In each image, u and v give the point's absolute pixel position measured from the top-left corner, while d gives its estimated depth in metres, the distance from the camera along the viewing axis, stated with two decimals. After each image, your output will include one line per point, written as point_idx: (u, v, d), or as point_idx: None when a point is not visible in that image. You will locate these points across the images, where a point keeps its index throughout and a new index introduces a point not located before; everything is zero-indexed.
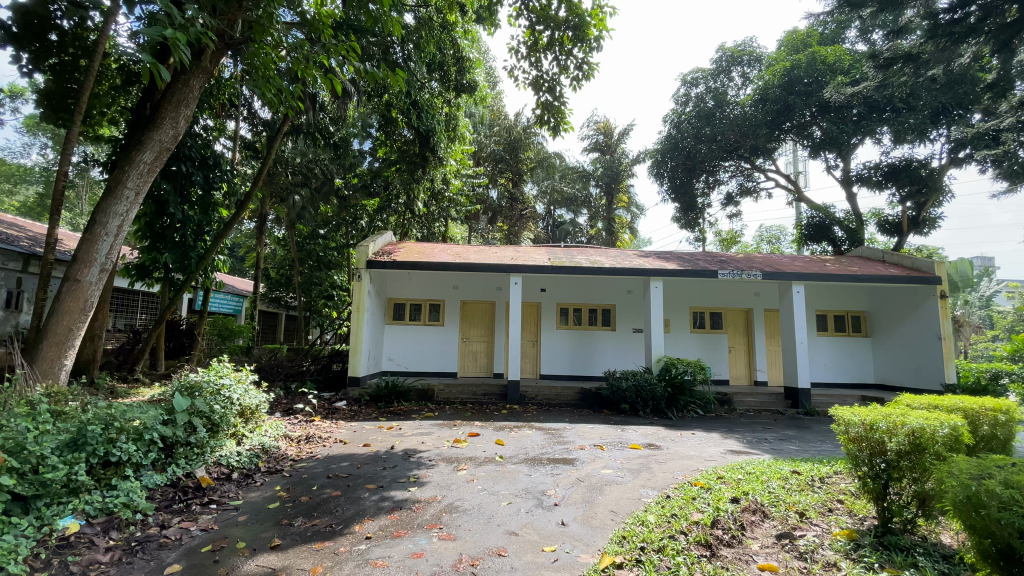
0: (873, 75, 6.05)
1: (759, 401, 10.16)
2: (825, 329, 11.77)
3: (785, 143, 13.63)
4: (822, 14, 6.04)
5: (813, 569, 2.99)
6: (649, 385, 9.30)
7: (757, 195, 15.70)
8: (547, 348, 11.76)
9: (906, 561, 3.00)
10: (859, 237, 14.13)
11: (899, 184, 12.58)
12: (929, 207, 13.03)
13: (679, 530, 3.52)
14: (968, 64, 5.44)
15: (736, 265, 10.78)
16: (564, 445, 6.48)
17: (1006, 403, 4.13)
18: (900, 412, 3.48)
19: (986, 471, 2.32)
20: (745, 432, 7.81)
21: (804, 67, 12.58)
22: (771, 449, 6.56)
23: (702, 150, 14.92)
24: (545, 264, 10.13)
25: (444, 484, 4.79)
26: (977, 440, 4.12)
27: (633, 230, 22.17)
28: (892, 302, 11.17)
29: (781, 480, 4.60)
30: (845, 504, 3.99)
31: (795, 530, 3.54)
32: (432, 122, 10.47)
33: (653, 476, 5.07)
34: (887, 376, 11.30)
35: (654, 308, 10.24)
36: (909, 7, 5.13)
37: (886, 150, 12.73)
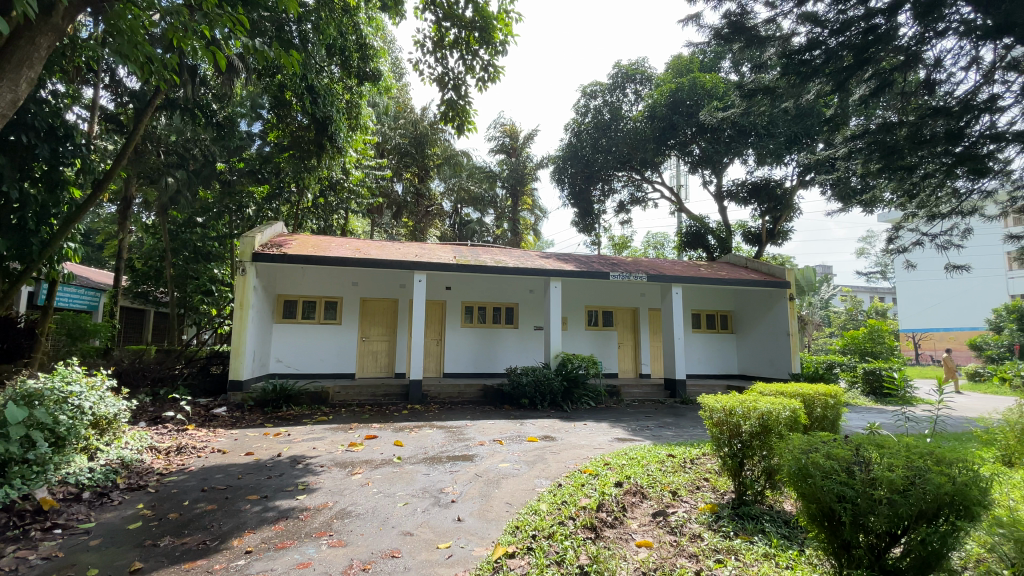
0: (739, 103, 6.51)
1: (643, 392, 11.05)
2: (699, 327, 13.12)
3: (670, 157, 15.09)
4: (700, 44, 6.48)
5: (681, 540, 3.34)
6: (547, 380, 9.69)
7: (645, 204, 17.01)
8: (450, 347, 11.70)
9: (756, 528, 3.46)
10: (728, 245, 15.92)
11: (760, 201, 14.45)
12: (783, 221, 14.97)
13: (568, 515, 3.73)
14: (813, 100, 6.03)
15: (626, 267, 11.60)
16: (463, 442, 6.52)
17: (834, 388, 4.94)
18: (753, 398, 4.01)
19: (813, 446, 2.71)
20: (631, 421, 8.47)
21: (687, 89, 13.79)
22: (651, 435, 7.19)
23: (599, 159, 15.84)
24: (449, 262, 10.08)
25: (337, 489, 4.58)
26: (812, 420, 4.86)
27: (536, 231, 22.78)
28: (753, 302, 12.76)
29: (658, 463, 5.07)
30: (710, 481, 4.49)
31: (667, 507, 3.93)
32: (329, 109, 9.91)
33: (547, 466, 5.31)
34: (748, 367, 12.88)
35: (553, 306, 10.64)
36: (771, 45, 5.76)
37: (751, 169, 14.40)
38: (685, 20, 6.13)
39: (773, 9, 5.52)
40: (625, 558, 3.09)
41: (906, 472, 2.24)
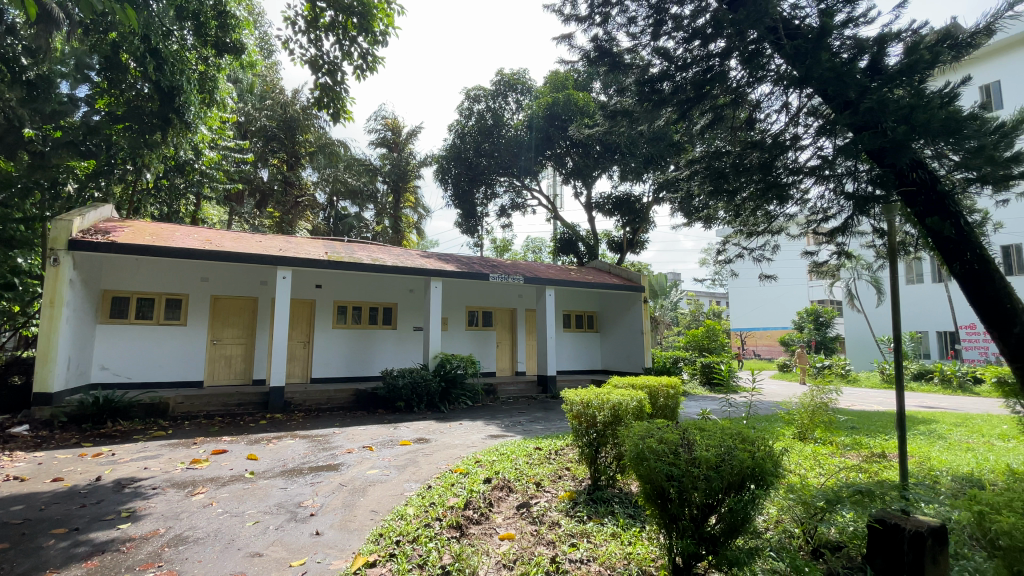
0: (602, 123, 6.99)
1: (518, 389, 11.47)
2: (570, 326, 13.97)
3: (547, 167, 15.93)
4: (571, 63, 6.89)
5: (541, 529, 3.53)
6: (424, 381, 9.53)
7: (524, 209, 17.66)
8: (319, 350, 10.95)
9: (606, 510, 3.79)
10: (595, 252, 17.24)
11: (622, 213, 15.89)
12: (641, 232, 16.53)
13: (434, 516, 3.73)
14: (663, 127, 6.71)
15: (504, 269, 11.91)
16: (329, 451, 6.16)
17: (675, 380, 5.63)
18: (607, 392, 4.40)
19: (650, 431, 3.04)
20: (504, 418, 8.76)
21: (562, 104, 14.62)
22: (522, 430, 7.49)
23: (482, 163, 16.17)
24: (319, 258, 9.43)
25: (171, 513, 4.01)
26: (655, 408, 5.49)
27: (419, 230, 22.32)
28: (615, 304, 13.97)
29: (526, 457, 5.30)
30: (571, 470, 4.81)
31: (531, 498, 4.13)
32: (179, 79, 8.58)
33: (418, 469, 5.24)
34: (610, 363, 14.05)
35: (432, 307, 10.52)
36: (631, 73, 6.31)
37: (615, 184, 15.71)
38: (558, 38, 6.49)
39: (634, 40, 6.15)
40: (487, 553, 3.18)
41: (718, 450, 2.62)
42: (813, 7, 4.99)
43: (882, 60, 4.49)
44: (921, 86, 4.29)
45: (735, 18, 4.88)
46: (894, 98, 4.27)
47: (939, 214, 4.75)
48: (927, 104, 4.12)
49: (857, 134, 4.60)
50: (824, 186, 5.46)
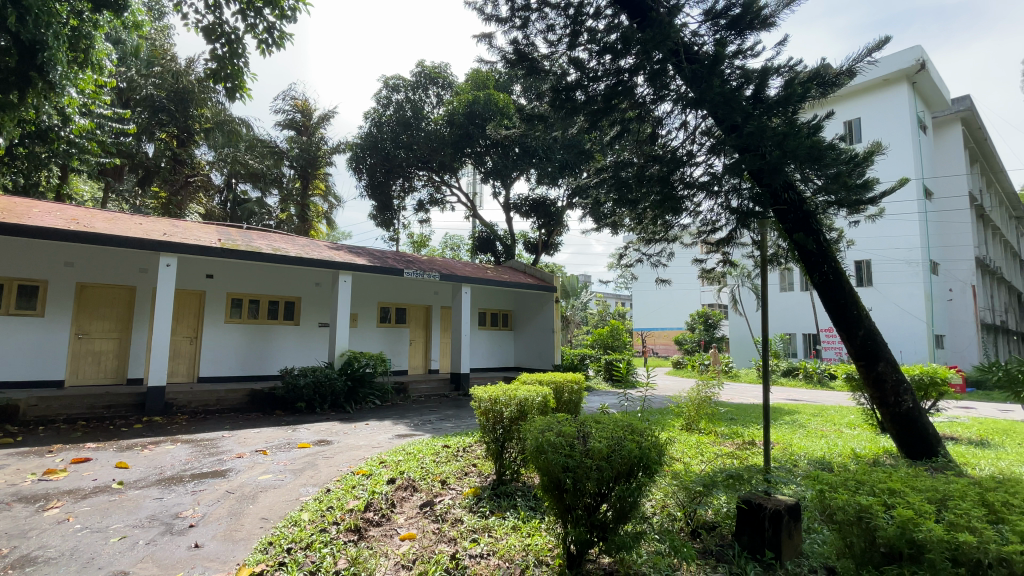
0: (518, 125, 7.10)
1: (430, 387, 11.32)
2: (485, 324, 14.04)
3: (466, 164, 15.87)
4: (490, 62, 6.92)
5: (443, 527, 3.53)
6: (329, 380, 9.07)
7: (442, 205, 17.47)
8: (208, 346, 10.01)
9: (508, 504, 3.87)
10: (512, 252, 17.50)
11: (538, 215, 16.25)
12: (555, 235, 17.02)
13: (331, 521, 3.59)
14: (574, 134, 6.97)
15: (419, 265, 11.68)
16: (216, 456, 5.65)
17: (579, 375, 6.00)
18: (513, 388, 4.51)
19: (551, 425, 3.15)
20: (413, 416, 8.62)
21: (482, 103, 14.65)
22: (431, 428, 7.42)
23: (400, 155, 15.68)
24: (212, 245, 8.62)
25: (16, 532, 3.46)
26: (560, 403, 5.77)
27: (328, 221, 21.20)
28: (529, 303, 14.31)
29: (432, 455, 5.25)
30: (477, 467, 4.86)
31: (436, 496, 4.11)
32: (41, 32, 7.34)
33: (317, 472, 4.99)
34: (523, 360, 14.36)
35: (340, 302, 10.04)
36: (546, 78, 6.50)
37: (532, 186, 16.03)
38: (478, 37, 6.50)
39: (551, 47, 6.36)
40: (386, 555, 3.12)
41: (609, 442, 2.77)
42: (710, 35, 5.47)
43: (764, 90, 5.04)
44: (794, 117, 4.88)
45: (643, 38, 5.21)
46: (772, 126, 4.82)
47: (804, 230, 5.41)
48: (797, 134, 4.70)
49: (742, 155, 5.12)
50: (715, 200, 6.00)
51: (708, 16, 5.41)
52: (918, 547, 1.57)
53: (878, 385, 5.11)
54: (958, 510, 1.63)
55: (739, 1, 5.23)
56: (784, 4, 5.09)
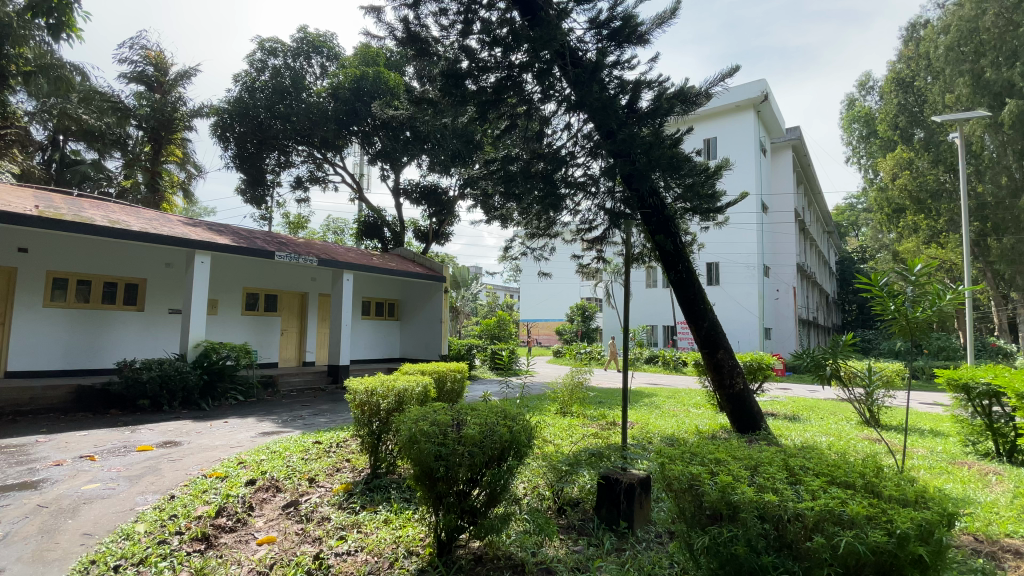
0: (407, 107, 6.87)
1: (302, 380, 10.57)
2: (368, 313, 13.47)
3: (352, 143, 14.95)
4: (379, 37, 6.58)
5: (307, 527, 3.33)
6: (181, 374, 8.01)
7: (324, 185, 16.36)
8: (18, 335, 8.25)
9: (381, 498, 3.77)
10: (400, 239, 16.96)
11: (428, 203, 15.89)
12: (446, 224, 16.83)
13: (173, 531, 3.20)
14: (464, 124, 6.93)
15: (294, 248, 10.77)
16: (26, 465, 4.69)
17: (461, 364, 6.22)
18: (390, 379, 4.39)
19: (426, 415, 3.11)
20: (283, 412, 8.00)
21: (370, 80, 13.89)
22: (302, 424, 6.94)
23: (275, 126, 14.25)
24: (26, 212, 7.08)
25: None
26: (443, 392, 5.86)
27: (186, 193, 18.65)
28: (416, 293, 14.06)
29: (301, 452, 4.92)
30: (351, 462, 4.65)
31: (301, 496, 3.85)
32: None
33: (161, 478, 4.39)
34: (408, 351, 14.09)
35: (197, 286, 8.90)
36: (437, 63, 6.37)
37: (423, 172, 15.63)
38: (366, 9, 6.16)
39: (442, 32, 6.23)
40: (238, 563, 2.87)
41: (482, 429, 2.82)
42: (594, 44, 5.79)
43: (637, 102, 5.49)
44: (660, 129, 5.39)
45: (532, 36, 5.34)
46: (641, 135, 5.28)
47: (664, 232, 6.01)
48: (661, 145, 5.20)
49: (616, 159, 5.52)
50: (592, 201, 6.39)
51: (592, 25, 5.70)
52: (735, 508, 1.73)
53: (717, 369, 5.87)
54: (766, 474, 1.85)
55: (619, 15, 5.58)
56: (657, 24, 5.55)
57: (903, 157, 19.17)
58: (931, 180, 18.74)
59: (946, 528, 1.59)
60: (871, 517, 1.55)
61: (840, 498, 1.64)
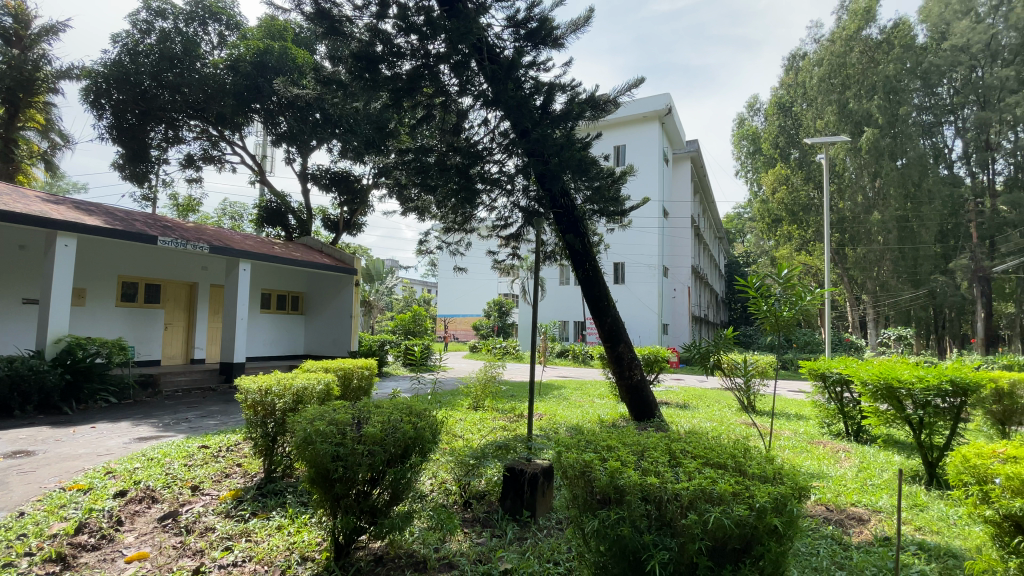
0: (315, 87, 6.47)
1: (189, 380, 9.60)
2: (268, 307, 12.56)
3: (253, 122, 13.75)
4: (285, 8, 6.11)
5: (188, 539, 3.04)
6: (36, 373, 6.93)
7: (220, 165, 14.97)
8: None
9: (276, 503, 3.55)
10: (307, 228, 15.98)
11: (339, 190, 15.03)
12: (358, 214, 16.13)
13: (18, 554, 2.76)
14: (378, 110, 6.66)
15: (182, 233, 9.73)
16: None
17: (369, 362, 6.16)
18: (287, 377, 4.13)
19: (324, 414, 2.95)
20: (166, 415, 7.22)
21: (276, 55, 12.84)
22: (187, 428, 6.30)
23: (162, 96, 12.76)
24: None
25: None
26: (348, 390, 5.71)
27: (48, 165, 16.11)
28: (324, 286, 13.37)
29: (184, 459, 4.47)
30: (243, 466, 4.31)
31: (182, 505, 3.50)
32: None
33: (6, 494, 3.77)
34: (313, 347, 13.38)
35: (60, 272, 7.74)
36: (349, 43, 6.05)
37: (333, 158, 14.81)
38: None
39: (355, 11, 5.93)
40: None
41: (384, 427, 2.74)
42: (511, 42, 5.85)
43: (550, 104, 5.64)
44: (572, 132, 5.59)
45: (448, 26, 5.27)
46: (554, 136, 5.44)
47: (574, 232, 6.23)
48: (572, 147, 5.40)
49: (530, 158, 5.63)
50: (508, 198, 6.46)
51: (510, 23, 5.75)
52: (621, 491, 1.84)
53: (619, 362, 6.21)
54: (651, 459, 1.99)
55: (536, 16, 5.68)
56: (571, 29, 5.72)
57: (782, 173, 21.54)
58: (803, 195, 21.35)
59: (796, 500, 1.80)
60: (736, 493, 1.73)
61: (711, 478, 1.81)
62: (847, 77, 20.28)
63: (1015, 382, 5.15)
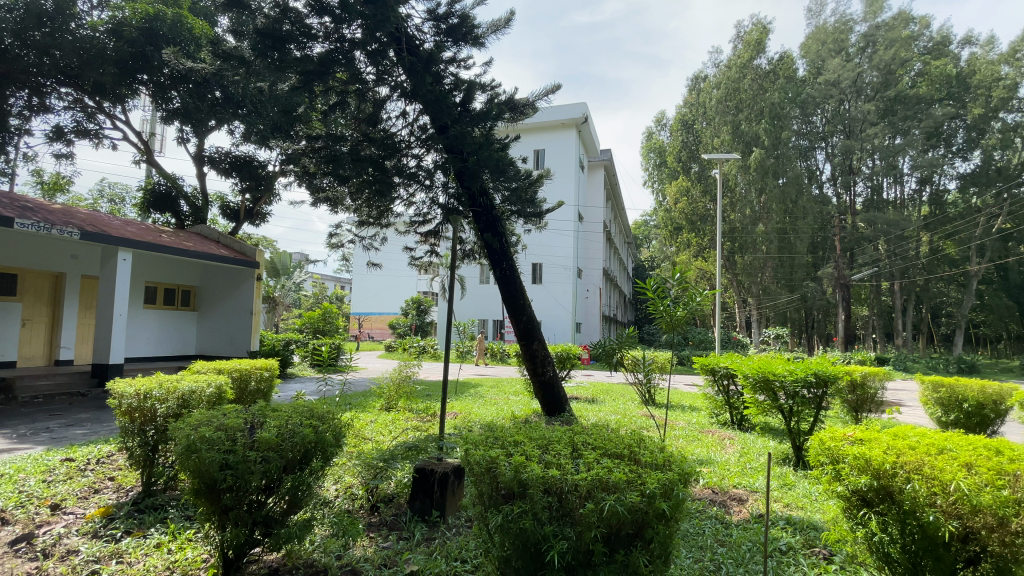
0: (213, 60, 5.92)
1: (53, 383, 8.38)
2: (153, 302, 11.30)
3: (141, 95, 12.25)
4: None
5: (45, 565, 2.65)
6: None
7: (97, 141, 13.20)
8: None
9: (155, 519, 3.20)
10: (202, 215, 14.57)
11: (241, 176, 13.74)
12: (262, 203, 15.00)
13: None
14: (286, 92, 6.23)
15: (46, 215, 8.44)
16: None
17: (270, 362, 5.76)
18: (172, 380, 3.74)
19: (213, 419, 2.71)
20: (20, 424, 6.22)
21: (169, 23, 11.42)
22: (49, 438, 5.48)
23: (25, 57, 10.95)
24: None
25: None
26: (245, 392, 5.30)
27: None
28: (220, 280, 12.25)
29: (42, 474, 3.88)
30: (116, 480, 3.84)
31: (38, 527, 3.04)
32: None
33: None
34: (207, 347, 12.24)
35: None
36: (254, 17, 5.60)
37: (235, 142, 13.64)
38: None
39: None
40: None
41: (281, 431, 2.57)
42: (431, 36, 5.75)
43: (470, 102, 5.63)
44: (491, 132, 5.65)
45: (365, 12, 5.06)
46: (473, 135, 5.46)
47: (492, 231, 6.26)
48: (490, 147, 5.44)
49: (448, 154, 5.58)
50: (426, 194, 6.38)
51: (430, 16, 5.65)
52: (524, 485, 1.88)
53: (533, 360, 6.35)
54: (553, 452, 2.06)
55: (457, 12, 5.63)
56: (492, 30, 5.74)
57: (683, 185, 23.34)
58: (701, 206, 23.26)
59: (682, 485, 1.95)
60: (630, 481, 1.84)
61: (609, 468, 1.91)
62: (740, 101, 22.37)
63: (865, 375, 6.01)
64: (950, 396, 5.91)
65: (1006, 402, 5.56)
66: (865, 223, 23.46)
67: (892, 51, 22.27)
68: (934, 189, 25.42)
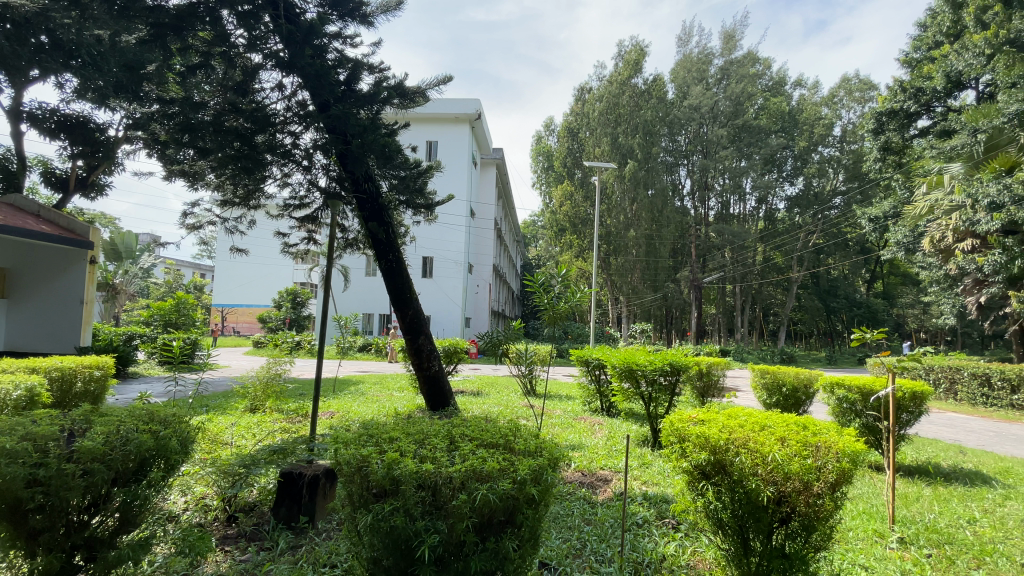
0: None
1: None
2: None
3: None
4: None
5: None
6: None
7: None
8: None
9: None
10: (17, 182, 11.97)
11: (72, 139, 11.35)
12: (100, 173, 12.69)
13: None
14: (131, 44, 5.34)
15: None
16: None
17: (103, 359, 4.99)
18: None
19: (16, 426, 2.22)
20: None
21: None
22: None
23: None
24: None
25: None
26: (69, 394, 4.53)
27: None
28: (41, 262, 10.04)
29: None
30: None
31: None
32: None
33: None
34: (17, 342, 10.12)
35: None
36: None
37: (65, 97, 11.25)
38: None
39: None
40: None
41: (111, 437, 2.19)
42: (314, 5, 5.33)
43: (355, 82, 5.34)
44: (377, 116, 5.43)
45: None
46: (357, 117, 5.19)
47: (376, 220, 6.00)
48: (376, 131, 5.21)
49: (330, 135, 5.24)
50: (304, 175, 5.95)
51: None
52: (397, 482, 1.83)
53: (417, 354, 6.21)
54: (429, 446, 2.04)
55: None
56: (382, 10, 5.50)
57: (567, 190, 24.65)
58: (582, 210, 24.75)
59: (551, 470, 2.04)
60: (503, 469, 1.89)
61: (483, 459, 1.94)
62: (619, 116, 24.25)
63: (711, 364, 6.89)
64: (774, 382, 7.01)
65: (813, 385, 6.75)
66: (716, 233, 26.91)
67: (742, 86, 25.73)
68: (768, 207, 29.88)
